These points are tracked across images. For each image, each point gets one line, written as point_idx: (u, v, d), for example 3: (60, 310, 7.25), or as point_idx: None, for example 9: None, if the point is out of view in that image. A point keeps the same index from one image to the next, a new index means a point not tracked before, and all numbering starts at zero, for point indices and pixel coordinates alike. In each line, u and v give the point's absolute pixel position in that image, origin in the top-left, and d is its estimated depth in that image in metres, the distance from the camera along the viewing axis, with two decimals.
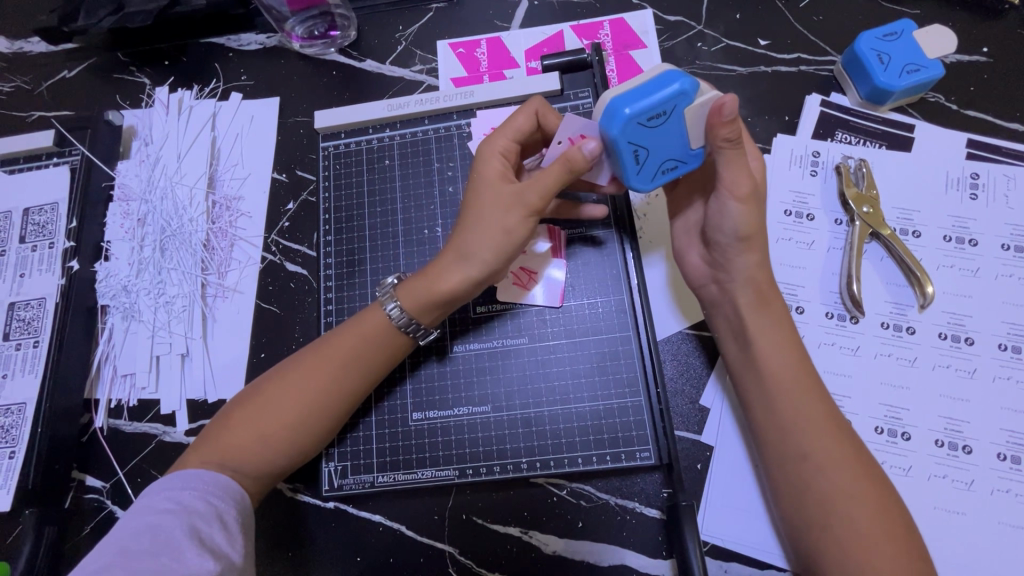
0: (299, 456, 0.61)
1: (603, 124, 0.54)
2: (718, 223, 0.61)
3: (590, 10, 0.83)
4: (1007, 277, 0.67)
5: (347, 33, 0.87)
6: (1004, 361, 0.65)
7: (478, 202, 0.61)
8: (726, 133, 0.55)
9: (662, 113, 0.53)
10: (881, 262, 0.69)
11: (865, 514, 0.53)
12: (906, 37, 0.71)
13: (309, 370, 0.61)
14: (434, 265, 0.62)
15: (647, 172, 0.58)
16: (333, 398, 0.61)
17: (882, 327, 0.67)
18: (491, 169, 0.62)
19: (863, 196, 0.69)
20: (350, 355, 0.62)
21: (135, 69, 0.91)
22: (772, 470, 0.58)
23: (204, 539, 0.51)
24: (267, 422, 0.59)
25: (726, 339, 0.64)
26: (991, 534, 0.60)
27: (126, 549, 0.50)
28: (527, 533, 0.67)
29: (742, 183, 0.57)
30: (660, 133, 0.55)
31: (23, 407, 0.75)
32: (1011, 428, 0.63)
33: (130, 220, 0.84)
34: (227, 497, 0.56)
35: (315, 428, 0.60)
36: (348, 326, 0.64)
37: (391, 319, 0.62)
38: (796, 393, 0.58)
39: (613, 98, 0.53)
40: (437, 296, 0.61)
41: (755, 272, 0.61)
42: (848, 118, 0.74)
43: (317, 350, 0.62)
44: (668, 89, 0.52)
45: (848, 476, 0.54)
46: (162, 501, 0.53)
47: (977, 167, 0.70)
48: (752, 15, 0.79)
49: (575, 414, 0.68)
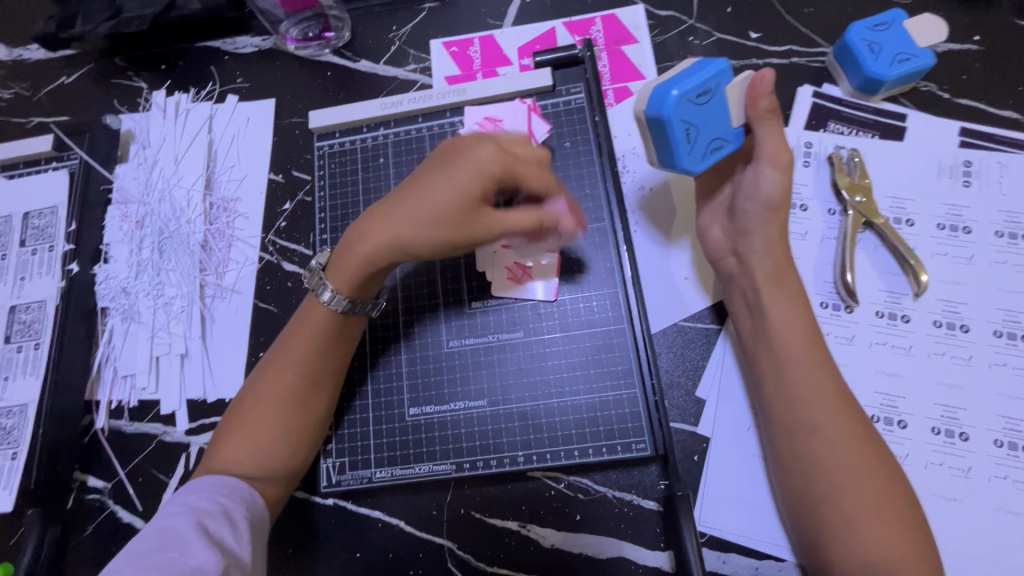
0: (302, 457, 0.63)
1: (651, 109, 0.57)
2: (750, 193, 0.63)
3: (582, 6, 0.84)
4: (1002, 264, 0.67)
5: (341, 34, 0.87)
6: (1001, 348, 0.64)
7: (445, 187, 0.57)
8: (764, 106, 0.60)
9: (708, 90, 0.57)
10: (876, 251, 0.69)
11: (874, 491, 0.53)
12: (897, 27, 0.71)
13: (279, 374, 0.62)
14: (366, 237, 0.60)
15: (697, 150, 0.59)
16: (313, 393, 0.63)
17: (877, 316, 0.67)
18: (476, 160, 0.57)
19: (855, 186, 0.70)
20: (315, 350, 0.63)
21: (132, 74, 0.92)
22: (782, 447, 0.58)
23: (211, 535, 0.51)
24: (257, 419, 0.61)
25: (740, 315, 0.64)
26: (989, 521, 0.60)
27: (135, 548, 0.50)
28: (526, 526, 0.67)
29: (782, 153, 0.61)
30: (706, 111, 0.58)
31: (25, 408, 0.76)
32: (1008, 415, 0.63)
33: (129, 222, 0.85)
34: (234, 496, 0.56)
35: (306, 425, 0.62)
36: (298, 324, 0.64)
37: (335, 309, 0.62)
38: (808, 369, 0.58)
39: (662, 82, 0.56)
40: (371, 274, 0.62)
41: (776, 244, 0.62)
42: (841, 108, 0.74)
43: (280, 350, 0.64)
44: (712, 68, 0.57)
45: (856, 454, 0.54)
46: (174, 504, 0.54)
47: (970, 155, 0.70)
48: (743, 8, 0.80)
49: (571, 407, 0.68)
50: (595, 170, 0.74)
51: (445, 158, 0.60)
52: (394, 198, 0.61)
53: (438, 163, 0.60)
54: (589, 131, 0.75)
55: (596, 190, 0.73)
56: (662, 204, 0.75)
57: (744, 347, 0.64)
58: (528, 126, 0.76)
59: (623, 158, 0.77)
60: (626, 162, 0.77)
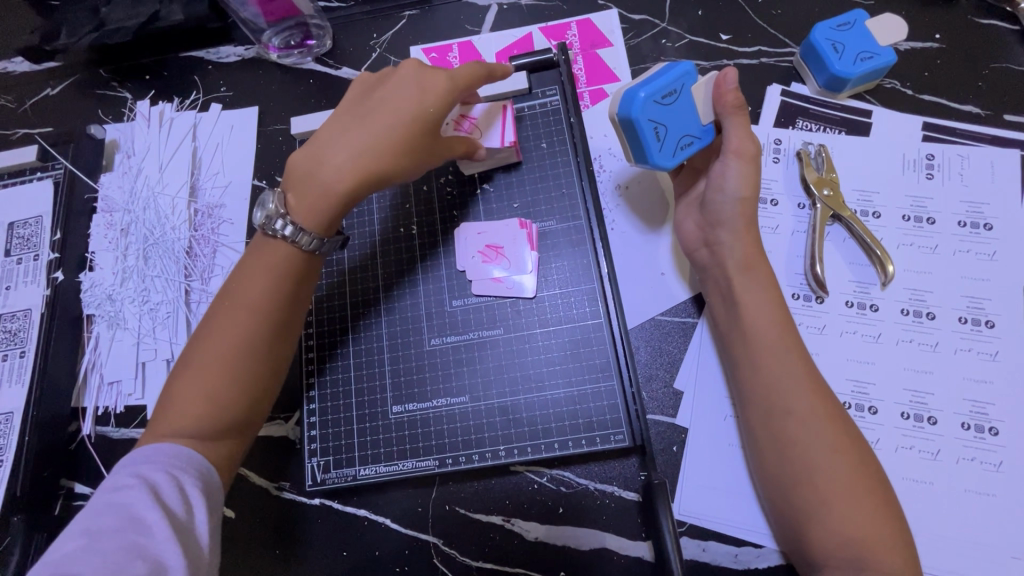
0: (249, 411, 0.59)
1: (621, 112, 0.61)
2: (719, 187, 0.65)
3: (557, 11, 0.86)
4: (965, 253, 0.69)
5: (322, 42, 0.89)
6: (965, 334, 0.66)
7: (392, 119, 0.61)
8: (731, 100, 0.62)
9: (674, 91, 0.61)
10: (844, 243, 0.71)
11: (846, 472, 0.54)
12: (858, 27, 0.73)
13: (235, 321, 0.58)
14: (333, 162, 0.60)
15: (668, 148, 0.62)
16: (279, 342, 0.60)
17: (847, 305, 0.69)
18: (420, 107, 0.61)
19: (823, 180, 0.72)
20: (273, 292, 0.59)
21: (116, 85, 0.93)
22: (757, 430, 0.60)
23: (170, 513, 0.50)
24: (205, 375, 0.57)
25: (716, 304, 0.66)
26: (958, 502, 0.62)
27: (89, 529, 0.48)
28: (509, 521, 0.68)
29: (748, 146, 0.63)
30: (674, 111, 0.62)
31: (10, 416, 0.75)
32: (974, 398, 0.65)
33: (113, 230, 0.86)
34: (189, 468, 0.54)
35: (267, 373, 0.60)
36: (254, 262, 0.60)
37: (300, 247, 0.60)
38: (780, 352, 0.60)
39: (630, 87, 0.60)
40: (345, 204, 0.60)
41: (745, 233, 0.64)
42: (809, 107, 0.76)
43: (228, 297, 0.60)
44: (676, 71, 0.61)
45: (829, 437, 0.56)
46: (125, 476, 0.52)
47: (932, 148, 0.73)
48: (713, 11, 0.82)
49: (550, 401, 0.69)
50: (571, 169, 0.76)
51: (394, 86, 0.63)
52: (351, 118, 0.62)
53: (388, 90, 0.63)
54: (564, 132, 0.77)
55: (573, 190, 0.75)
56: (638, 200, 0.76)
57: (721, 335, 0.65)
58: (512, 134, 0.72)
59: (599, 158, 0.79)
60: (602, 162, 0.79)
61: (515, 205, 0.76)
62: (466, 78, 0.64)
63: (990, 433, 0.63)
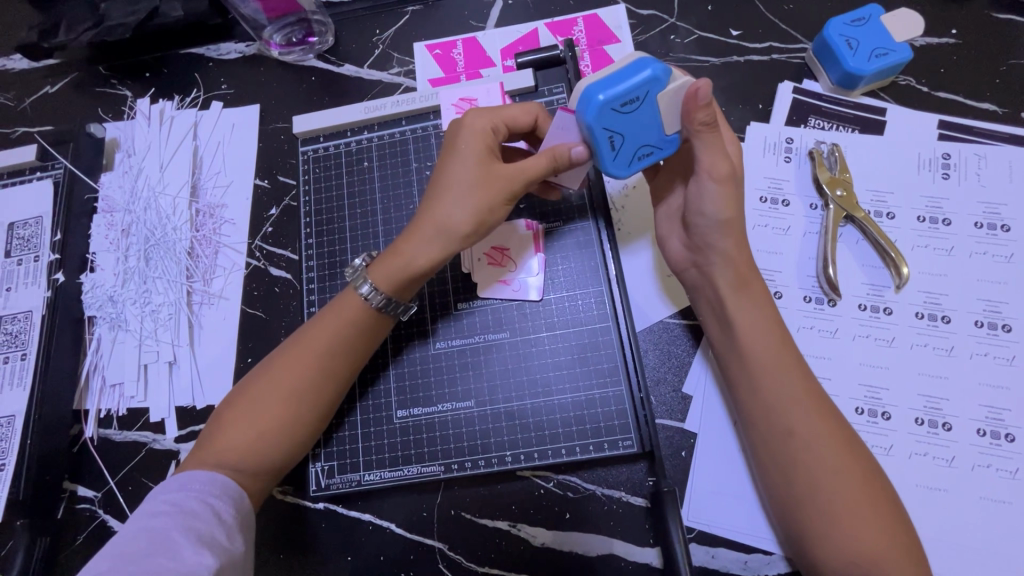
0: (300, 449, 0.62)
1: (578, 113, 0.56)
2: (698, 207, 0.62)
3: (563, 7, 0.84)
4: (982, 255, 0.67)
5: (325, 39, 0.87)
6: (981, 338, 0.65)
7: (457, 183, 0.61)
8: (700, 117, 0.56)
9: (636, 99, 0.55)
10: (857, 244, 0.69)
11: (855, 494, 0.53)
12: (874, 22, 0.71)
13: (293, 361, 0.61)
14: (415, 240, 0.61)
15: (623, 158, 0.59)
16: (326, 384, 0.62)
17: (860, 309, 0.67)
18: (475, 162, 0.60)
19: (836, 180, 0.70)
20: (334, 341, 0.62)
21: (116, 82, 0.92)
22: (760, 449, 0.58)
23: (200, 536, 0.51)
24: (263, 421, 0.59)
25: (709, 320, 0.65)
26: (973, 510, 0.61)
27: (122, 552, 0.49)
28: (515, 526, 0.68)
29: (720, 166, 0.59)
30: (636, 119, 0.56)
31: (12, 419, 0.75)
32: (990, 404, 0.63)
33: (114, 230, 0.85)
34: (224, 496, 0.56)
35: (311, 411, 0.61)
36: (326, 313, 0.64)
37: (371, 305, 0.63)
38: (784, 371, 0.58)
39: (587, 87, 0.54)
40: (423, 269, 0.62)
41: (735, 254, 0.62)
42: (821, 104, 0.74)
43: (290, 346, 0.62)
44: (643, 74, 0.54)
45: (837, 457, 0.55)
46: (159, 503, 0.54)
47: (948, 147, 0.71)
48: (724, 6, 0.80)
49: (558, 406, 0.68)
50: None
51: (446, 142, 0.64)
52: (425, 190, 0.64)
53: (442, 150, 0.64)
54: None
55: (580, 191, 0.74)
56: (633, 205, 0.75)
57: (717, 352, 0.64)
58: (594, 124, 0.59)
59: None
60: None
61: (522, 206, 0.74)
62: (511, 114, 0.64)
63: (1007, 439, 0.62)
